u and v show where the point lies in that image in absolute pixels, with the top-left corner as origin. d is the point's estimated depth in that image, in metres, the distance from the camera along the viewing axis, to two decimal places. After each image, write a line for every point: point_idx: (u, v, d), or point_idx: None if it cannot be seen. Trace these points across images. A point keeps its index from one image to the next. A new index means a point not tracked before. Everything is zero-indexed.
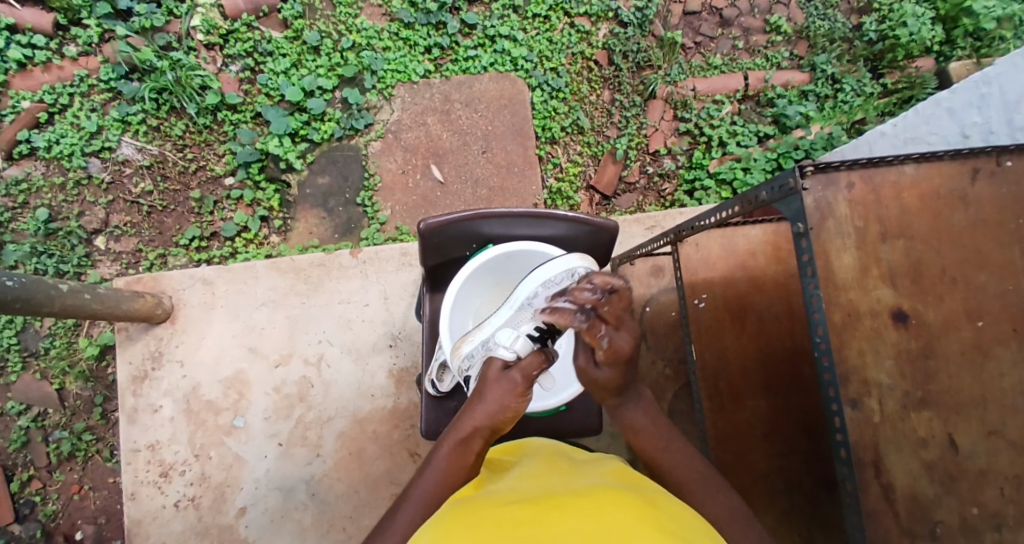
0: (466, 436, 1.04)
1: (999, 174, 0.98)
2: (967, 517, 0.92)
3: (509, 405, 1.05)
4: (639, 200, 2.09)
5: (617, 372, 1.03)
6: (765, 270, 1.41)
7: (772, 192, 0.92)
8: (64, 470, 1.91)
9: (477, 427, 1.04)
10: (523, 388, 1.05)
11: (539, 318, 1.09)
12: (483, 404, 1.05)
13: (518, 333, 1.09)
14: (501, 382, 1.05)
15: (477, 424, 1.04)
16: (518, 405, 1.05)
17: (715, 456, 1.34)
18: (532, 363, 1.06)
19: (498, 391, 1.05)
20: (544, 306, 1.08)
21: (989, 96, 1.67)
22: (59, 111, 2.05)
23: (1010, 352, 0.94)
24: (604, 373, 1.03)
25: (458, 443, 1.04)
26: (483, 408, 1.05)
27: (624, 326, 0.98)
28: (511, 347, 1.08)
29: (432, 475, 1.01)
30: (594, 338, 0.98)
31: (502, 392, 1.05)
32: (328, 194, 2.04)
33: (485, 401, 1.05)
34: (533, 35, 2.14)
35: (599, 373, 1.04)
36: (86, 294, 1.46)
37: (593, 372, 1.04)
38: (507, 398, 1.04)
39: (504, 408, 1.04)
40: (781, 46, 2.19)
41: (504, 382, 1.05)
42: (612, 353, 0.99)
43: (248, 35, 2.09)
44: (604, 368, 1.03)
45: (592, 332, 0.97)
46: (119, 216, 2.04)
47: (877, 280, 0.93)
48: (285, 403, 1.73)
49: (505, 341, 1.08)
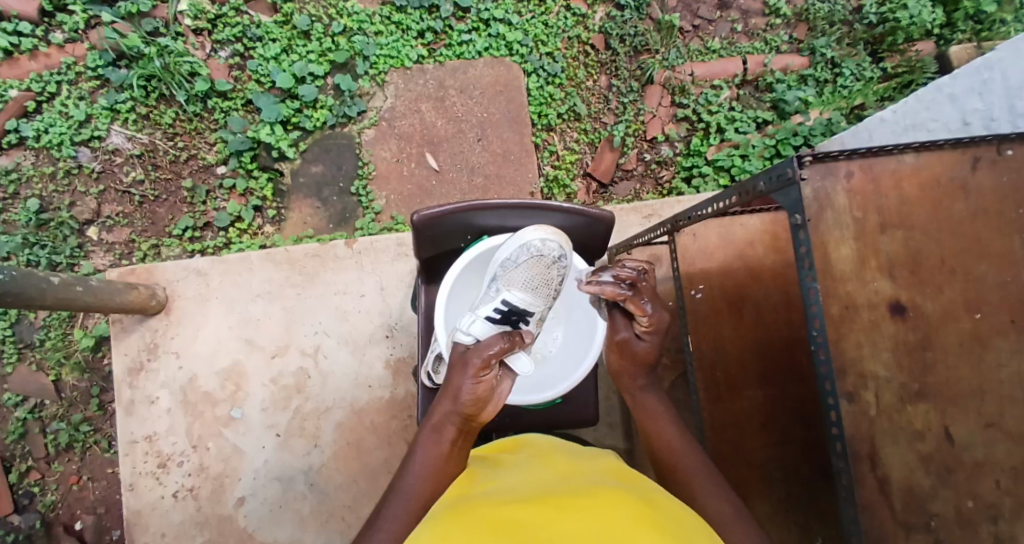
0: (438, 424, 1.04)
1: (1000, 162, 0.97)
2: (963, 508, 0.92)
3: (472, 388, 1.02)
4: (636, 187, 2.07)
5: (655, 343, 1.10)
6: (763, 260, 1.40)
7: (770, 181, 0.90)
8: (62, 461, 1.91)
9: (446, 414, 1.03)
10: (482, 369, 1.02)
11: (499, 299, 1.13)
12: (448, 390, 1.04)
13: (477, 317, 1.10)
14: (462, 367, 1.03)
15: (446, 412, 1.04)
16: (484, 389, 1.03)
17: (712, 446, 1.35)
18: (490, 344, 1.03)
19: (461, 376, 1.03)
20: (503, 285, 1.14)
21: (990, 82, 1.64)
22: (47, 99, 2.02)
23: (1008, 343, 0.94)
24: (644, 345, 1.10)
25: (432, 431, 1.04)
26: (449, 395, 1.04)
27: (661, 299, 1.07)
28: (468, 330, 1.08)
29: (416, 468, 1.01)
30: (639, 307, 1.05)
31: (463, 377, 1.03)
32: (321, 182, 2.02)
33: (450, 386, 1.04)
34: (528, 19, 2.10)
35: (639, 345, 1.11)
36: (78, 287, 1.45)
37: (633, 344, 1.11)
38: (467, 381, 1.02)
39: (468, 392, 1.02)
40: (780, 29, 2.16)
41: (464, 366, 1.03)
42: (654, 322, 1.07)
43: (237, 20, 2.06)
44: (645, 338, 1.09)
45: (637, 300, 1.04)
46: (111, 206, 2.02)
47: (875, 272, 0.92)
48: (282, 393, 1.73)
49: (464, 326, 1.09)
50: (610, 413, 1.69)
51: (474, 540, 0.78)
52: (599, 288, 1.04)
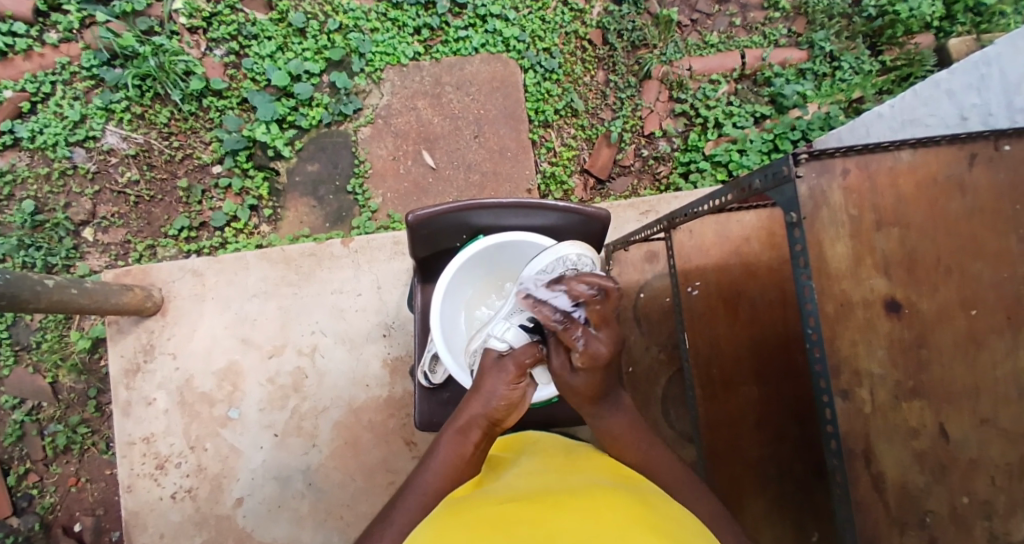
0: (463, 426, 1.01)
1: (997, 159, 0.96)
2: (957, 506, 0.91)
3: (504, 392, 1.00)
4: (634, 183, 2.06)
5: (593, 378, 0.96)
6: (760, 256, 1.37)
7: (765, 179, 0.88)
8: (61, 463, 1.91)
9: (473, 417, 1.01)
10: (518, 376, 1.00)
11: (533, 308, 1.06)
12: (479, 393, 1.02)
13: (511, 324, 1.04)
14: (496, 372, 1.01)
15: (473, 414, 1.01)
16: (516, 397, 1.01)
17: (707, 442, 1.38)
18: (527, 352, 1.01)
19: (493, 379, 1.01)
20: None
21: (988, 77, 1.62)
22: (41, 100, 2.01)
23: (1004, 341, 0.93)
24: (580, 379, 0.96)
25: (458, 430, 1.01)
26: (479, 397, 1.01)
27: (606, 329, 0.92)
28: (503, 336, 1.04)
29: (434, 466, 0.99)
30: (570, 341, 0.93)
31: (500, 384, 1.00)
32: (317, 181, 2.01)
33: (482, 389, 1.01)
34: (525, 15, 2.08)
35: (574, 380, 0.97)
36: (72, 289, 1.44)
37: (567, 378, 0.97)
38: (499, 386, 1.00)
39: (501, 396, 1.00)
40: (779, 22, 2.14)
41: (497, 369, 1.01)
42: (588, 358, 0.93)
43: (232, 18, 2.04)
44: (581, 374, 0.95)
45: (567, 331, 0.93)
46: (106, 206, 2.01)
47: (870, 270, 0.91)
48: (279, 393, 1.72)
49: (498, 331, 1.04)
50: None
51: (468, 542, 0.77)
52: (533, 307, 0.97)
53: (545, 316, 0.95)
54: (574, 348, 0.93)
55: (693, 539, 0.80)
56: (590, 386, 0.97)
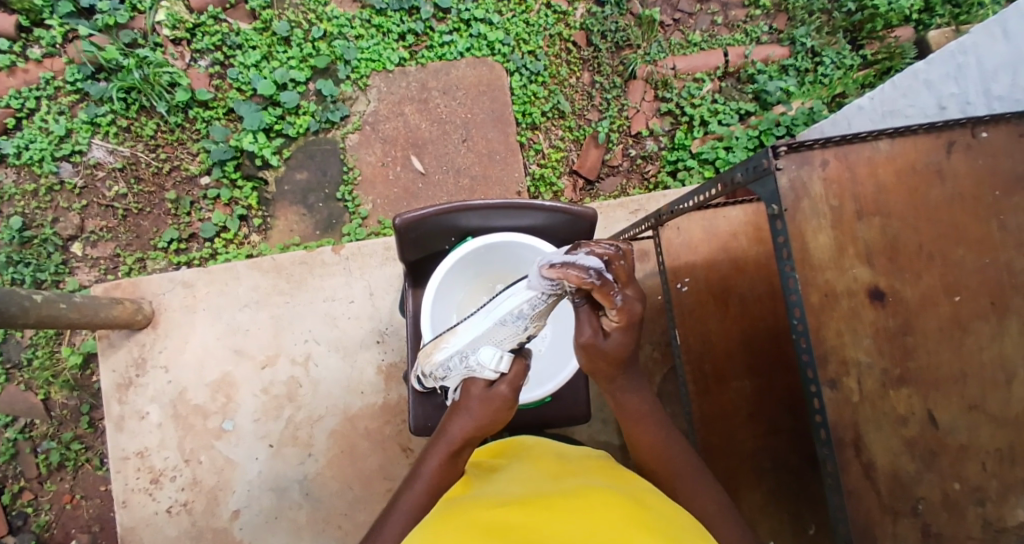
0: (453, 447, 1.02)
1: (974, 146, 0.97)
2: (949, 492, 0.92)
3: (495, 416, 1.02)
4: (622, 182, 2.07)
5: (626, 338, 0.94)
6: (747, 251, 1.39)
7: (747, 172, 0.92)
8: (55, 480, 1.89)
9: (466, 437, 1.02)
10: (510, 402, 1.01)
11: (523, 333, 0.99)
12: (469, 416, 1.02)
13: (500, 349, 1.00)
14: (488, 400, 1.01)
15: (466, 435, 1.02)
16: (505, 414, 1.03)
17: (701, 438, 1.35)
18: (519, 374, 1.02)
19: (485, 405, 1.01)
20: (530, 323, 0.97)
21: (965, 66, 1.64)
22: (26, 116, 2.00)
23: (988, 326, 0.94)
24: (614, 341, 0.94)
25: (449, 451, 1.02)
26: (470, 421, 1.02)
27: (632, 286, 0.91)
28: (495, 368, 1.00)
29: (424, 479, 1.01)
30: (607, 298, 0.88)
31: (491, 409, 1.01)
32: (307, 189, 2.01)
33: (472, 414, 1.02)
34: (509, 18, 2.10)
35: (607, 344, 0.94)
36: (61, 303, 1.44)
37: (600, 344, 0.94)
38: (496, 412, 1.02)
39: (493, 419, 1.02)
40: (760, 20, 2.16)
41: (486, 396, 1.01)
42: (624, 314, 0.91)
43: (216, 29, 2.04)
44: (615, 334, 0.93)
45: (606, 290, 0.88)
46: (94, 221, 2.01)
47: (853, 260, 0.92)
48: (273, 403, 1.72)
49: (489, 360, 0.99)
50: (603, 409, 1.69)
51: None
52: (562, 273, 0.87)
53: (577, 278, 0.87)
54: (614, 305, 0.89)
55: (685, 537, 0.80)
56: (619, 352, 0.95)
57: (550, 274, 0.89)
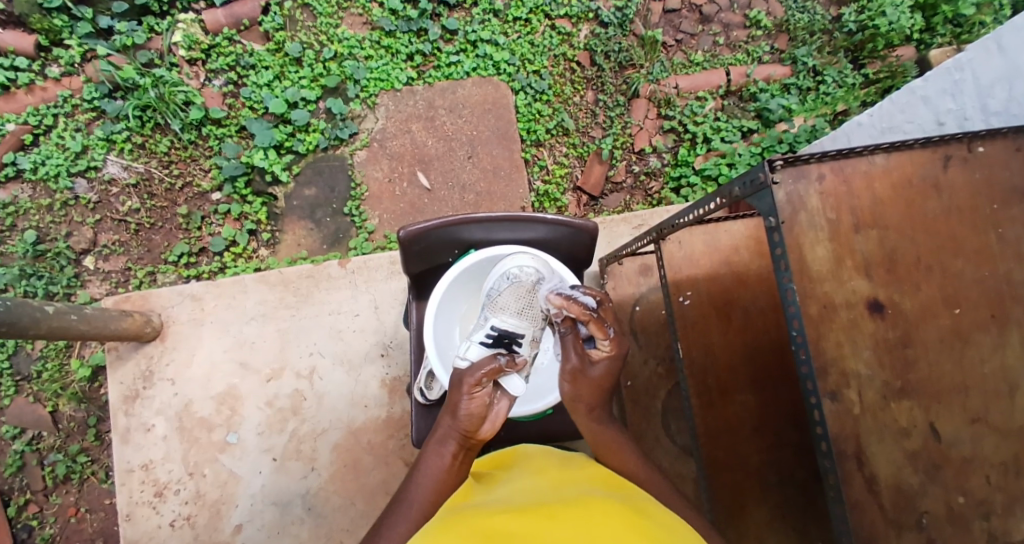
0: (444, 441, 1.03)
1: (971, 160, 0.98)
2: (953, 505, 0.91)
3: (472, 405, 1.00)
4: (627, 198, 2.09)
5: (611, 369, 1.05)
6: (749, 265, 1.41)
7: (744, 187, 0.94)
8: (61, 493, 1.90)
9: (447, 429, 1.02)
10: (477, 386, 1.00)
11: (489, 327, 1.12)
12: (450, 409, 1.02)
13: (471, 343, 1.09)
14: (460, 389, 1.00)
15: (448, 427, 1.02)
16: (483, 407, 1.01)
17: (706, 452, 1.33)
18: (484, 364, 1.00)
19: (460, 395, 1.00)
20: (490, 314, 1.14)
21: (961, 82, 1.64)
22: (43, 133, 2.05)
23: (989, 338, 0.94)
24: (600, 370, 1.05)
25: (437, 444, 1.03)
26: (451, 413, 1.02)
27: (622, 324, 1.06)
28: (463, 355, 1.07)
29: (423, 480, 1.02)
30: (601, 328, 1.03)
31: (467, 399, 1.00)
32: (314, 204, 2.05)
33: (452, 404, 1.02)
34: (514, 39, 2.14)
35: (594, 371, 1.05)
36: (72, 315, 1.46)
37: (588, 371, 1.05)
38: (461, 398, 1.00)
39: (465, 408, 1.01)
40: (761, 40, 2.19)
41: (459, 383, 1.00)
42: (615, 345, 1.05)
43: (230, 50, 2.10)
44: (600, 363, 1.05)
45: (600, 321, 1.03)
46: (107, 235, 2.04)
47: (851, 271, 0.93)
48: (278, 416, 1.73)
49: (460, 352, 1.08)
50: None
51: None
52: (567, 301, 1.06)
53: (577, 310, 1.05)
54: (605, 335, 1.03)
55: None
56: (594, 385, 1.05)
57: (555, 303, 1.08)
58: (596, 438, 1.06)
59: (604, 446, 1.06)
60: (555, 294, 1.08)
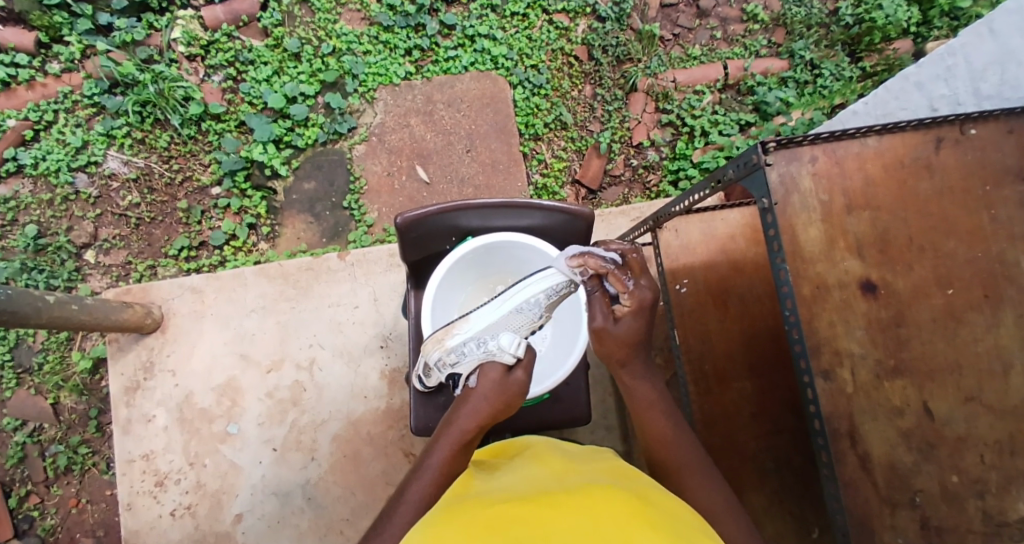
0: (468, 433, 1.05)
1: (963, 142, 0.99)
2: (948, 484, 0.92)
3: (510, 401, 1.06)
4: (625, 192, 2.10)
5: (637, 322, 1.03)
6: (745, 253, 1.41)
7: (737, 169, 0.95)
8: (62, 484, 1.91)
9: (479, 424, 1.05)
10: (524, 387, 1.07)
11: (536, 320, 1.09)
12: (486, 401, 1.05)
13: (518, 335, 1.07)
14: (506, 384, 1.05)
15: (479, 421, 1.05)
16: (517, 404, 1.09)
17: (703, 438, 1.33)
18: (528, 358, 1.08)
19: (502, 390, 1.05)
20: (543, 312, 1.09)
21: (954, 67, 1.66)
22: (44, 128, 2.06)
23: (982, 318, 0.95)
24: (624, 325, 1.02)
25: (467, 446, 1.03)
26: (483, 405, 1.05)
27: (646, 275, 1.02)
28: (515, 352, 1.05)
29: (426, 476, 1.01)
30: (620, 283, 1.01)
31: (508, 394, 1.06)
32: (314, 198, 2.05)
33: (487, 398, 1.05)
34: (512, 34, 2.16)
35: (618, 328, 1.03)
36: (73, 305, 1.46)
37: (611, 329, 1.03)
38: (509, 397, 1.06)
39: (503, 404, 1.06)
40: (758, 34, 2.21)
41: (508, 381, 1.06)
42: (635, 299, 1.01)
43: (229, 46, 2.11)
44: (626, 318, 1.02)
45: (619, 275, 1.01)
46: (108, 229, 2.05)
47: (844, 252, 0.93)
48: (278, 406, 1.74)
49: (509, 346, 1.05)
50: (606, 416, 1.70)
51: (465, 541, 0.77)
52: (583, 260, 1.02)
53: (594, 266, 1.01)
54: (626, 289, 1.01)
55: (690, 534, 0.80)
56: (628, 336, 1.04)
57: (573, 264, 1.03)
58: (634, 395, 1.09)
59: (642, 405, 1.08)
60: (570, 257, 1.04)
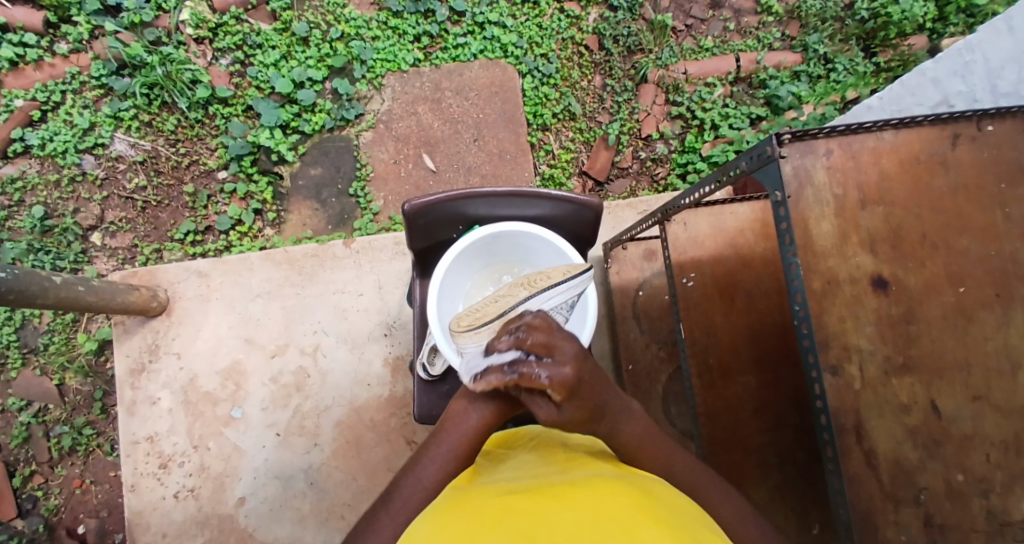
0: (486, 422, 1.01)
1: (980, 139, 0.98)
2: (952, 482, 0.91)
3: None
4: (632, 184, 2.09)
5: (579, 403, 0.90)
6: (754, 247, 1.41)
7: (751, 161, 0.92)
8: (66, 464, 1.92)
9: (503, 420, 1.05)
10: None
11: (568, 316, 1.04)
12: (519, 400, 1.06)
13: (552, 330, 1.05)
14: None
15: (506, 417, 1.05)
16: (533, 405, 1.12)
17: (707, 433, 1.33)
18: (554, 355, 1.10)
19: None
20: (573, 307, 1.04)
21: (972, 64, 1.63)
22: (51, 109, 2.06)
23: (992, 316, 0.94)
24: (570, 410, 0.90)
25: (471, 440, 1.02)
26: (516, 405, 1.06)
27: (561, 349, 0.86)
28: None
29: (438, 456, 1.00)
30: (533, 381, 0.85)
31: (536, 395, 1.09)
32: (320, 184, 2.05)
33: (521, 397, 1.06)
34: (522, 22, 2.14)
35: (565, 413, 0.90)
36: (80, 286, 1.47)
37: (558, 416, 0.91)
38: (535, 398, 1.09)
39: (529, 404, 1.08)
40: (772, 26, 2.18)
41: None
42: (563, 386, 0.86)
43: (237, 29, 2.10)
44: (565, 405, 0.89)
45: (529, 376, 0.84)
46: (114, 212, 2.05)
47: (856, 247, 0.93)
48: (282, 391, 1.74)
49: None
50: None
51: (471, 533, 0.77)
52: (484, 380, 0.86)
53: (499, 380, 0.86)
54: (542, 384, 0.85)
55: (695, 529, 0.80)
56: (582, 409, 0.91)
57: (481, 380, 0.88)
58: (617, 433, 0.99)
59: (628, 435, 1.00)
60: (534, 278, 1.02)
